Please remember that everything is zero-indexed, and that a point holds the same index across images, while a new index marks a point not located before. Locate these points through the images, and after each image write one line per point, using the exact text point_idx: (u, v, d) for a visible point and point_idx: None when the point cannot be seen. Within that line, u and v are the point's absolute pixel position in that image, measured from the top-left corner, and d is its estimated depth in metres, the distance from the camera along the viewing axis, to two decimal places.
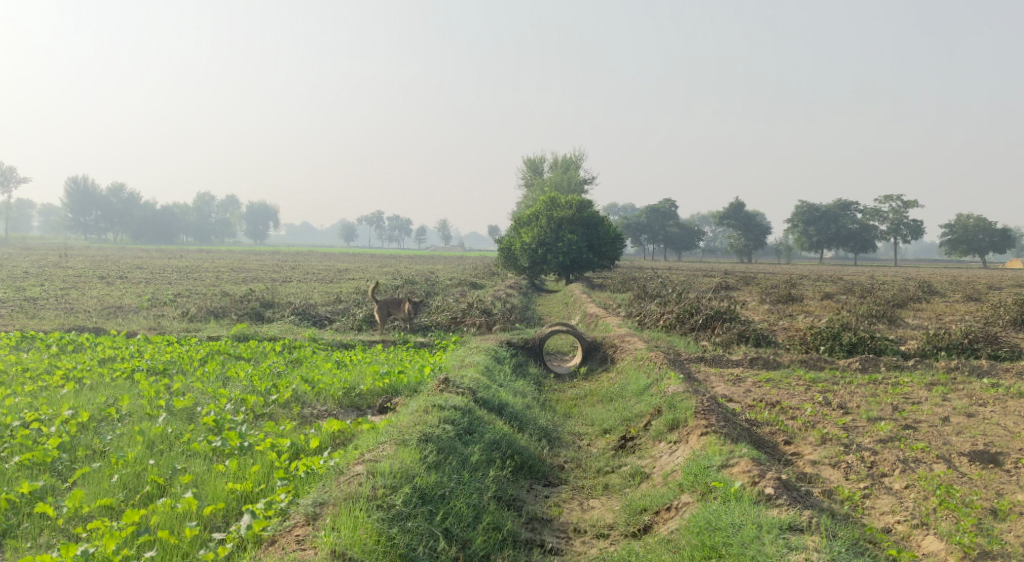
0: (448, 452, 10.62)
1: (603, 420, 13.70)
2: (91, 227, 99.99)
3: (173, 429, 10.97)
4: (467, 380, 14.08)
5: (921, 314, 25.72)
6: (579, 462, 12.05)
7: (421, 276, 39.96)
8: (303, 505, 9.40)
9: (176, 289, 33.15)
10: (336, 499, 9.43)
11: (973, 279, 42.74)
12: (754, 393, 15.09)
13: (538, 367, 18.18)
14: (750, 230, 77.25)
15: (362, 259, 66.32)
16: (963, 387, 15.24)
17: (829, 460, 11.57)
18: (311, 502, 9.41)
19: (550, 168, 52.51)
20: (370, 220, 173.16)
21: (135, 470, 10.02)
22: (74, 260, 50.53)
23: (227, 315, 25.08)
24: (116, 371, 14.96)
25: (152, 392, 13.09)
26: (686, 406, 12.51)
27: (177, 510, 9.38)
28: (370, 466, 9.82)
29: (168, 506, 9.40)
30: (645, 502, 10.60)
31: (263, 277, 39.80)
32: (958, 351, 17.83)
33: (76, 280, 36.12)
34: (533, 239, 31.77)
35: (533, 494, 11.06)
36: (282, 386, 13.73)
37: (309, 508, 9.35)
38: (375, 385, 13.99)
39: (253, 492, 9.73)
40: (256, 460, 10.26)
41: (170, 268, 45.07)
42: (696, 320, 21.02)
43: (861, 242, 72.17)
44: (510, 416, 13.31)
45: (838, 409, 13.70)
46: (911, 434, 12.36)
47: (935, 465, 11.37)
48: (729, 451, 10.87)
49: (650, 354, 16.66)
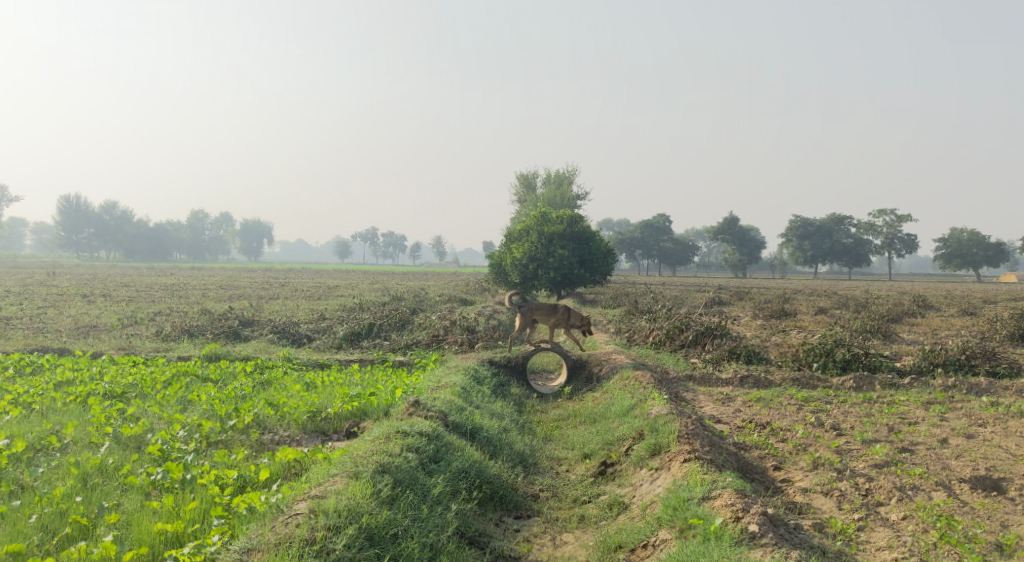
0: (408, 484, 9.86)
1: (584, 443, 12.90)
2: (82, 244, 99.28)
3: (112, 459, 10.24)
4: (440, 403, 13.23)
5: (915, 329, 25.00)
6: (555, 491, 11.23)
7: (411, 291, 39.29)
8: (231, 552, 8.62)
9: (157, 307, 32.29)
10: (267, 544, 8.68)
11: (968, 293, 42.11)
12: (743, 413, 14.34)
13: (520, 387, 17.32)
14: (744, 244, 76.71)
15: (352, 276, 65.50)
16: (961, 405, 14.51)
17: (820, 487, 10.80)
18: (240, 548, 8.65)
19: (543, 184, 51.90)
20: (364, 237, 172.25)
21: (58, 509, 9.30)
22: (61, 278, 49.66)
23: (203, 334, 24.23)
24: (69, 396, 14.15)
25: (101, 419, 12.32)
26: (669, 430, 11.72)
27: (93, 557, 8.64)
28: (312, 504, 9.05)
29: (83, 552, 8.68)
30: (620, 539, 9.84)
31: (250, 295, 38.99)
32: (955, 368, 17.12)
33: (57, 298, 35.23)
34: (523, 255, 31.07)
35: (501, 528, 10.30)
36: (243, 409, 12.93)
37: (238, 556, 8.59)
38: (343, 408, 13.17)
39: (186, 534, 8.98)
40: (195, 495, 9.50)
41: (157, 285, 44.36)
42: (686, 336, 20.27)
43: (855, 256, 71.57)
44: (484, 441, 12.52)
45: (830, 431, 12.95)
46: (907, 458, 11.60)
47: (933, 493, 10.60)
48: (713, 481, 10.08)
49: (636, 374, 15.96)
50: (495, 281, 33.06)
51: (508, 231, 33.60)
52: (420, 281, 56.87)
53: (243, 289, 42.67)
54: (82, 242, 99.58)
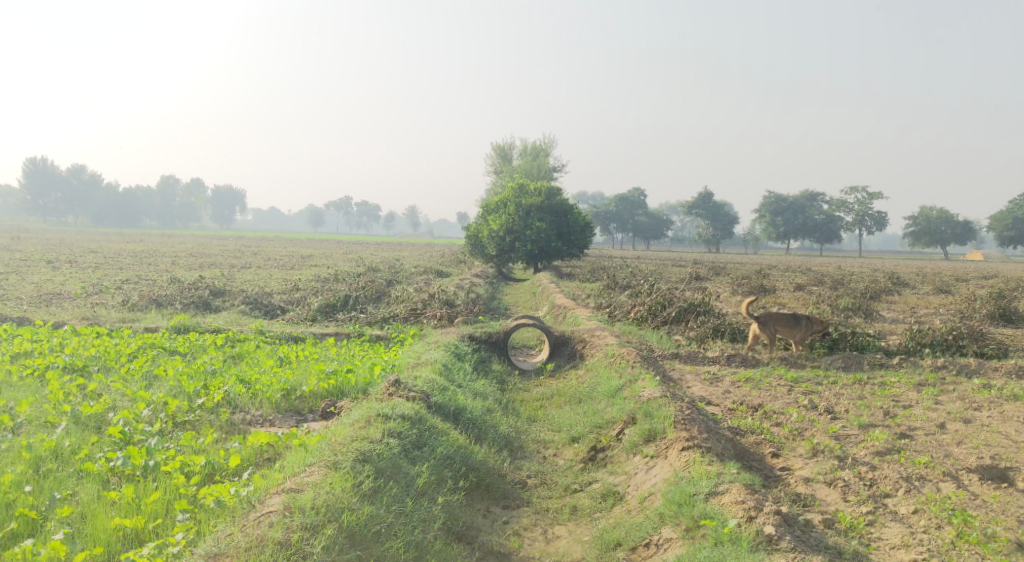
0: (390, 474, 9.23)
1: (571, 426, 12.22)
2: (50, 209, 97.40)
3: (69, 443, 9.53)
4: (421, 382, 12.48)
5: (895, 307, 24.47)
6: (544, 478, 10.58)
7: (385, 263, 38.40)
8: (195, 556, 7.97)
9: (125, 275, 31.22)
10: (237, 548, 8.04)
11: (937, 270, 41.75)
12: (733, 395, 13.72)
13: (501, 364, 16.59)
14: (719, 220, 76.29)
15: (324, 246, 64.35)
16: (954, 388, 13.95)
17: (824, 477, 10.27)
18: (206, 553, 8.01)
19: (518, 155, 51.03)
20: (337, 206, 170.42)
21: (6, 499, 8.60)
22: (24, 242, 48.20)
23: (171, 304, 23.32)
24: (26, 369, 13.37)
25: (58, 396, 11.54)
26: (664, 414, 11.04)
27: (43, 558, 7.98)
28: (287, 501, 8.42)
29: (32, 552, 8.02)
30: (619, 535, 9.28)
31: (221, 264, 37.91)
32: (943, 348, 16.50)
33: (21, 264, 33.99)
34: (500, 227, 30.15)
35: (489, 520, 9.67)
36: (212, 386, 12.18)
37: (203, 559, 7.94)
38: (319, 386, 12.45)
39: (146, 531, 8.33)
40: (158, 484, 8.84)
41: (124, 252, 43.15)
42: (668, 313, 19.54)
43: (827, 232, 71.21)
44: (467, 424, 11.83)
45: (825, 414, 12.35)
46: (909, 444, 11.02)
47: (941, 485, 10.08)
48: (718, 474, 9.51)
49: (622, 352, 15.29)
50: (470, 254, 32.16)
51: (484, 202, 32.68)
52: (392, 251, 55.81)
53: (213, 257, 41.65)
54: (49, 206, 97.42)
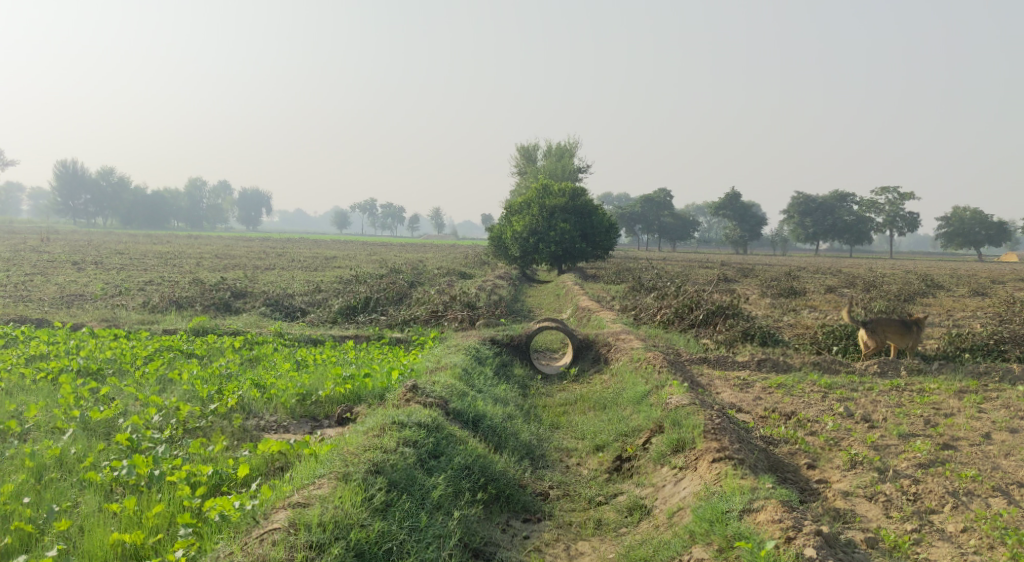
0: (404, 487, 8.85)
1: (596, 433, 11.74)
2: (80, 211, 97.84)
3: (75, 450, 9.27)
4: (438, 387, 12.04)
5: (930, 310, 23.74)
6: (568, 489, 10.12)
7: (408, 264, 38.20)
8: None
9: (148, 276, 30.99)
10: None
11: (973, 272, 40.85)
12: (764, 401, 13.18)
13: (523, 367, 16.14)
14: (746, 221, 75.34)
15: (350, 247, 64.00)
16: (997, 395, 13.32)
17: (863, 491, 9.75)
18: None
19: (543, 156, 50.53)
20: (363, 209, 170.75)
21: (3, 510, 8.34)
22: (52, 244, 48.12)
23: (191, 306, 23.03)
24: (39, 372, 13.13)
25: (68, 400, 11.24)
26: (693, 423, 10.54)
27: None
28: (293, 517, 8.08)
29: None
30: (646, 553, 8.83)
31: (244, 265, 37.63)
32: (983, 352, 15.82)
33: (47, 265, 33.90)
34: (524, 228, 29.73)
35: (509, 535, 9.25)
36: (226, 391, 11.83)
37: None
38: (336, 390, 12.05)
39: (146, 547, 8.03)
40: (162, 496, 8.55)
41: (151, 253, 43.10)
42: (696, 316, 19.01)
43: (857, 234, 70.11)
44: (487, 431, 11.39)
45: (862, 423, 11.79)
46: (954, 456, 10.45)
47: (991, 500, 9.53)
48: (752, 490, 9.03)
49: (648, 355, 14.82)
50: (494, 254, 31.75)
51: (508, 203, 32.22)
52: (416, 252, 55.42)
53: (237, 258, 41.38)
54: (78, 208, 97.75)
